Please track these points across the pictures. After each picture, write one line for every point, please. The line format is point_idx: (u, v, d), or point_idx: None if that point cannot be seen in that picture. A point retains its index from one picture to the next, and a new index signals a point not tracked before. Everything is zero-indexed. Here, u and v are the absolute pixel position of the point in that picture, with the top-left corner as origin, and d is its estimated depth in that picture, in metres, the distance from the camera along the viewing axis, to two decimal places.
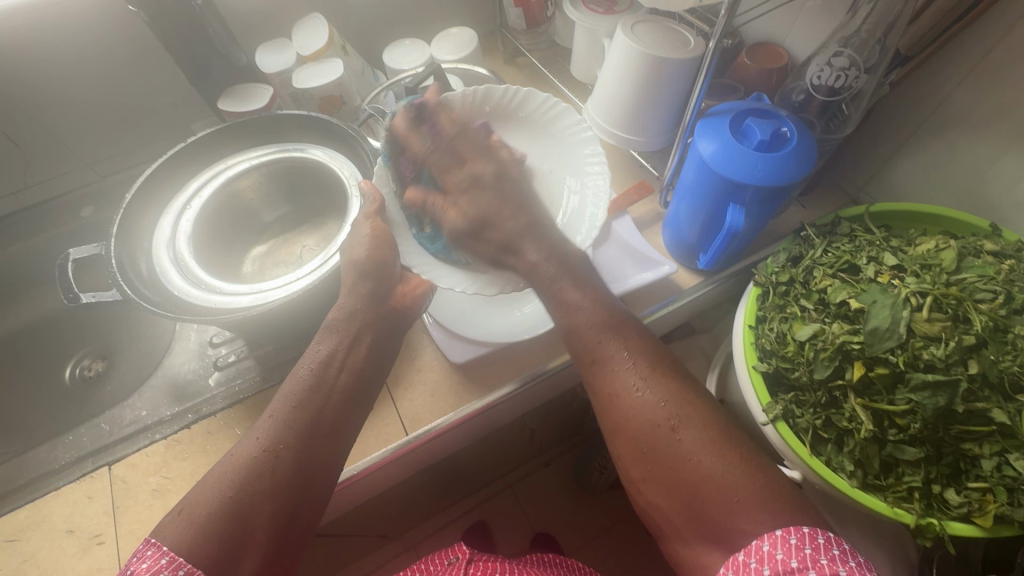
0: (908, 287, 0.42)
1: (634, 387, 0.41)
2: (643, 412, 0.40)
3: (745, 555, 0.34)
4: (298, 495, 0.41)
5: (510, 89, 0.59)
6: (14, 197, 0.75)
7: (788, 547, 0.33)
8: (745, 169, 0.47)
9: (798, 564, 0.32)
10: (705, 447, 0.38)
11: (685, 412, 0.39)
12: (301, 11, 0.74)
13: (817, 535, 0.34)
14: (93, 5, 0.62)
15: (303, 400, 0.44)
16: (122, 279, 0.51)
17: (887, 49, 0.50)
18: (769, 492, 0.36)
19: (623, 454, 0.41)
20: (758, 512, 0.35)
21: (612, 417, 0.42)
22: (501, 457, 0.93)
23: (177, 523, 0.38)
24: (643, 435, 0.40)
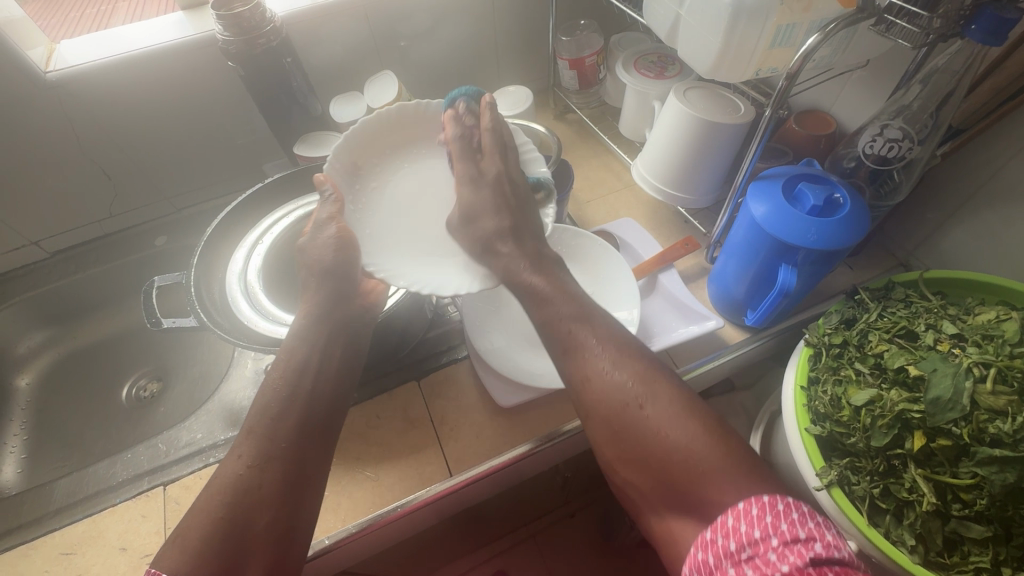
0: (969, 357, 0.42)
1: (604, 370, 0.41)
2: (612, 393, 0.40)
3: (712, 531, 0.34)
4: (294, 502, 0.42)
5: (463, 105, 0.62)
6: (99, 224, 0.82)
7: (750, 519, 0.33)
8: (798, 232, 0.48)
9: (760, 534, 0.32)
10: (673, 422, 0.38)
11: (651, 390, 0.39)
12: (373, 67, 0.80)
13: (775, 501, 0.33)
14: (194, 61, 0.69)
15: (285, 413, 0.45)
16: (200, 306, 0.55)
17: (940, 122, 0.50)
18: (732, 460, 0.36)
19: (596, 434, 0.41)
20: (725, 480, 0.35)
21: (584, 399, 0.41)
22: (530, 504, 0.91)
23: (172, 553, 0.37)
24: (612, 413, 0.39)
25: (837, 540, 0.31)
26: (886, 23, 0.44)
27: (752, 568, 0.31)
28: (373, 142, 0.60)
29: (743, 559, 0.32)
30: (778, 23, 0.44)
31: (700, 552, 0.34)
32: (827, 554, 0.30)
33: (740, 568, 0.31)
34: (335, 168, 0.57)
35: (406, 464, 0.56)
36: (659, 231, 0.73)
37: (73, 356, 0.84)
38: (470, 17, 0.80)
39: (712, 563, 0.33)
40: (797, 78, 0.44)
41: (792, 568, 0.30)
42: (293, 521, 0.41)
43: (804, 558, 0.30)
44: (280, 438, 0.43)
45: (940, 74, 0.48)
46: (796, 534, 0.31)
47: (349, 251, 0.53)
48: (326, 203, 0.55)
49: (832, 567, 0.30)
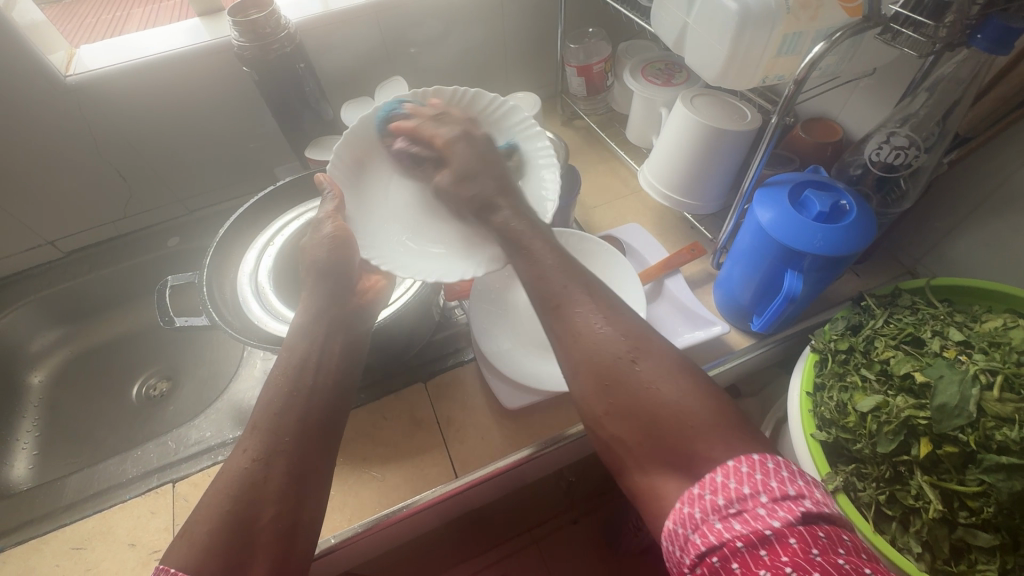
0: (976, 364, 0.42)
1: (596, 324, 0.40)
2: (605, 345, 0.39)
3: (699, 487, 0.33)
4: (299, 497, 0.41)
5: (458, 89, 0.61)
6: (112, 225, 0.83)
7: (740, 477, 0.32)
8: (804, 238, 0.48)
9: (750, 491, 0.31)
10: (664, 378, 0.37)
11: (644, 345, 0.39)
12: (384, 73, 0.82)
13: (766, 460, 0.33)
14: (211, 66, 0.71)
15: (287, 410, 0.44)
16: (212, 306, 0.56)
17: (946, 131, 0.50)
18: (722, 417, 0.36)
19: (586, 389, 0.39)
20: (715, 437, 0.34)
21: (576, 353, 0.39)
22: (533, 508, 0.91)
23: (179, 549, 0.37)
24: (604, 367, 0.38)
25: (824, 498, 0.32)
26: (892, 32, 0.45)
27: (741, 522, 0.30)
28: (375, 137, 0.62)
29: (731, 514, 0.31)
30: (784, 31, 0.45)
31: (686, 506, 0.33)
32: (816, 511, 0.31)
33: (728, 522, 0.31)
34: (335, 170, 0.60)
35: (412, 465, 0.56)
36: (665, 237, 0.73)
37: (85, 355, 0.86)
38: (479, 24, 0.81)
39: (699, 517, 0.32)
40: (804, 86, 0.44)
41: (783, 523, 0.30)
42: (298, 516, 0.41)
43: (794, 513, 0.30)
44: (284, 433, 0.43)
45: (946, 83, 0.48)
46: (786, 490, 0.31)
47: (346, 249, 0.55)
48: (326, 202, 0.57)
49: (821, 524, 0.30)
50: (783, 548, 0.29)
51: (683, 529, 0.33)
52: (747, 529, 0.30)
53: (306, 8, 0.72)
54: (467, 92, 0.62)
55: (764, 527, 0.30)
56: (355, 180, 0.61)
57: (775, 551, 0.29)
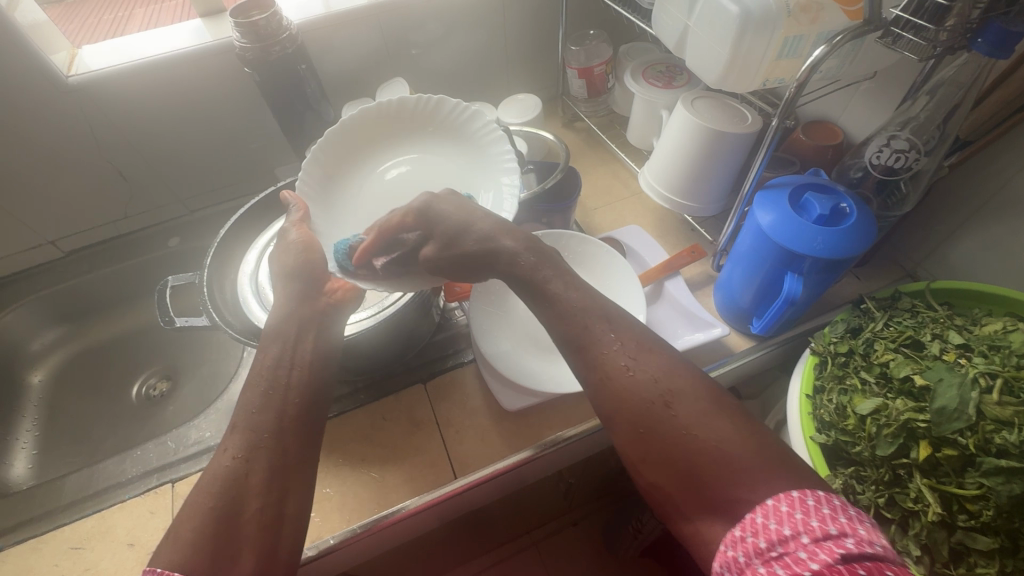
0: (976, 367, 0.42)
1: (626, 367, 0.39)
2: (637, 390, 0.38)
3: (740, 529, 0.32)
4: (282, 488, 0.42)
5: (420, 99, 0.65)
6: (113, 224, 0.83)
7: (780, 516, 0.31)
8: (804, 241, 0.49)
9: (790, 532, 0.30)
10: (702, 420, 0.36)
11: (677, 386, 0.38)
12: (385, 74, 0.82)
13: (805, 497, 0.32)
14: (212, 67, 0.71)
15: (266, 408, 0.45)
16: (213, 306, 0.56)
17: (947, 134, 0.50)
18: (762, 455, 0.34)
19: (622, 434, 0.39)
20: (759, 479, 0.33)
21: (608, 398, 0.39)
22: (533, 510, 0.91)
23: (168, 549, 0.38)
24: (637, 412, 0.38)
25: (871, 535, 0.30)
26: (892, 36, 0.45)
27: (782, 566, 0.30)
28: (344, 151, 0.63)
29: (772, 557, 0.30)
30: (785, 35, 0.45)
31: (729, 550, 0.32)
32: (858, 550, 0.29)
33: (769, 566, 0.30)
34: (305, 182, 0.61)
35: (411, 466, 0.56)
36: (666, 239, 0.73)
37: (85, 354, 0.86)
38: (480, 26, 0.82)
39: (741, 561, 0.32)
40: (805, 87, 0.44)
41: (823, 566, 0.29)
42: (282, 508, 0.41)
43: (834, 554, 0.29)
44: (263, 430, 0.43)
45: (947, 86, 0.48)
46: (827, 529, 0.30)
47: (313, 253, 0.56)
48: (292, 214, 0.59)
49: (864, 563, 0.28)
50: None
51: (729, 574, 0.32)
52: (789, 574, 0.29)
53: (308, 10, 0.72)
54: (431, 100, 0.65)
55: (804, 572, 0.29)
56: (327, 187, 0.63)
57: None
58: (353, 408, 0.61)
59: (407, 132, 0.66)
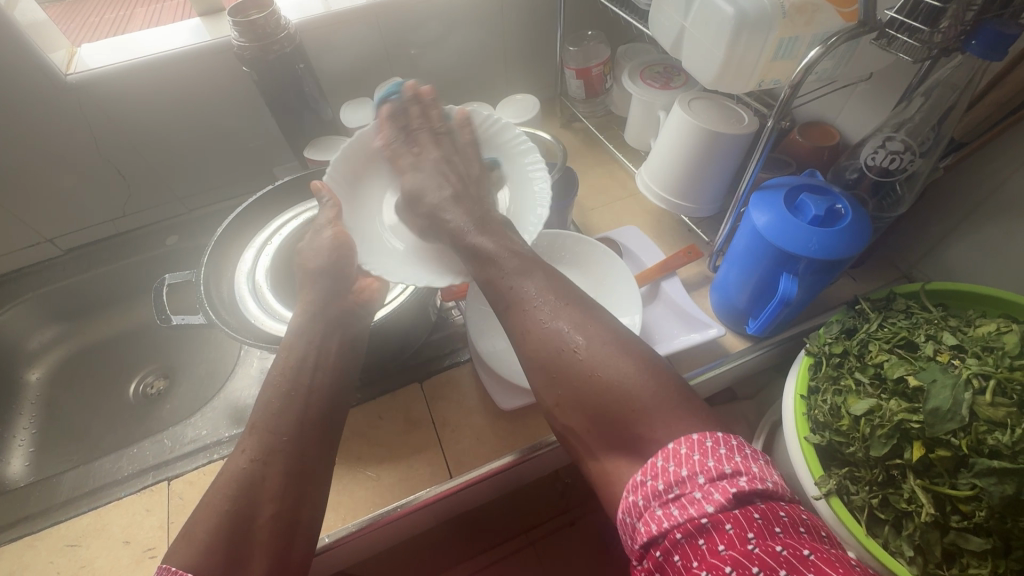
0: (969, 368, 0.42)
1: (541, 320, 0.41)
2: (550, 341, 0.40)
3: (642, 473, 0.34)
4: (297, 493, 0.43)
5: (452, 108, 0.66)
6: (112, 223, 0.83)
7: (679, 458, 0.33)
8: (799, 241, 0.49)
9: (688, 474, 0.32)
10: (608, 363, 0.39)
11: (588, 335, 0.40)
12: (383, 74, 0.82)
13: (704, 439, 0.34)
14: (211, 67, 0.71)
15: (286, 409, 0.46)
16: (208, 305, 0.55)
17: (941, 136, 0.51)
18: (662, 397, 0.37)
19: (540, 382, 0.41)
20: (657, 418, 0.36)
21: (527, 349, 0.42)
22: (530, 509, 0.91)
23: (183, 548, 0.38)
24: (551, 359, 0.40)
25: (762, 474, 0.32)
26: (887, 37, 0.45)
27: (679, 508, 0.31)
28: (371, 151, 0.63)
29: (670, 499, 0.32)
30: (780, 36, 0.45)
31: (631, 495, 0.34)
32: (751, 489, 0.31)
33: (667, 508, 0.32)
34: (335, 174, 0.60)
35: (407, 465, 0.56)
36: (663, 240, 0.73)
37: (83, 352, 0.86)
38: (479, 26, 0.82)
39: (642, 504, 0.33)
40: (799, 89, 0.44)
41: (717, 508, 0.30)
42: (296, 513, 0.42)
43: (728, 495, 0.31)
44: (281, 432, 0.44)
45: (941, 88, 0.48)
46: (723, 470, 0.32)
47: (344, 253, 0.56)
48: (324, 208, 0.58)
49: (756, 504, 0.31)
50: (719, 535, 0.30)
51: (631, 518, 0.34)
52: (684, 516, 0.31)
53: (306, 9, 0.72)
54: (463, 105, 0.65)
55: (700, 514, 0.31)
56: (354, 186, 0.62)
57: (710, 537, 0.30)
58: (349, 406, 0.61)
59: None
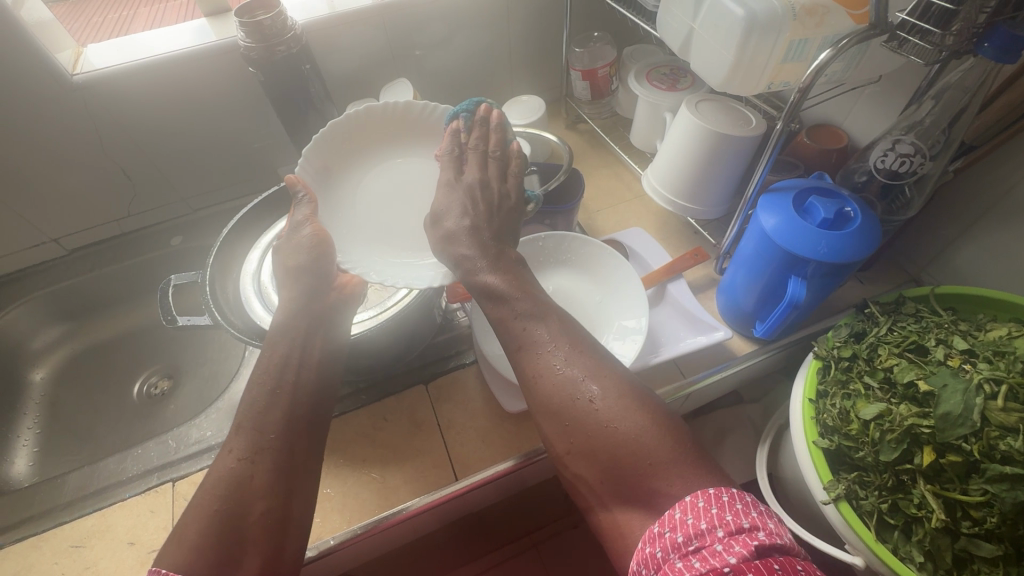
0: (980, 373, 0.41)
1: (556, 365, 0.41)
2: (564, 388, 0.40)
3: (659, 525, 0.34)
4: (288, 490, 0.42)
5: (430, 105, 0.63)
6: (116, 223, 0.83)
7: (697, 512, 0.33)
8: (808, 244, 0.48)
9: (707, 526, 0.32)
10: (622, 415, 0.38)
11: (602, 383, 0.40)
12: (389, 75, 0.82)
13: (722, 494, 0.34)
14: (216, 68, 0.71)
15: (270, 408, 0.45)
16: (215, 305, 0.55)
17: (952, 139, 0.50)
18: (677, 452, 0.37)
19: (551, 430, 0.41)
20: (673, 473, 0.36)
21: (539, 396, 0.41)
22: (534, 512, 0.91)
23: (172, 551, 0.38)
24: (564, 409, 0.40)
25: (779, 529, 0.32)
26: (898, 40, 0.45)
27: (700, 559, 0.31)
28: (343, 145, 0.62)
29: (690, 550, 0.31)
30: (790, 38, 0.45)
31: (648, 547, 0.34)
32: (770, 541, 0.31)
33: (686, 559, 0.31)
34: (307, 165, 0.59)
35: (411, 467, 0.56)
36: (668, 242, 0.73)
37: (87, 352, 0.86)
38: (485, 27, 0.82)
39: (660, 557, 0.33)
40: (809, 92, 0.44)
41: (739, 558, 0.30)
42: (287, 512, 0.41)
43: (749, 547, 0.30)
44: (269, 430, 0.44)
45: (953, 90, 0.48)
46: (741, 524, 0.32)
47: (323, 256, 0.55)
48: (300, 205, 0.56)
49: (776, 556, 0.30)
50: None
51: (647, 570, 0.33)
52: (706, 566, 0.30)
53: (312, 10, 0.72)
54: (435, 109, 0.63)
55: (722, 564, 0.30)
56: (327, 183, 0.61)
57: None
58: (354, 408, 0.61)
59: (408, 133, 0.65)
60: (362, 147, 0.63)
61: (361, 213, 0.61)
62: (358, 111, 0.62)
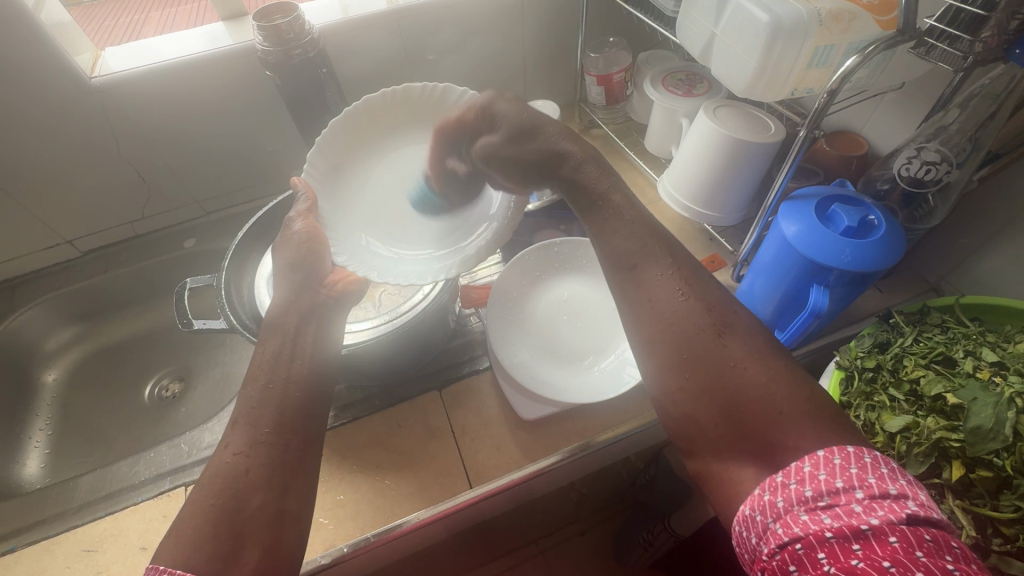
0: (1011, 387, 0.40)
1: (679, 292, 0.38)
2: (688, 319, 0.37)
3: (783, 475, 0.31)
4: (282, 483, 0.40)
5: (430, 86, 0.55)
6: (130, 226, 0.84)
7: (832, 468, 0.30)
8: (831, 253, 0.48)
9: (844, 484, 0.29)
10: (751, 357, 0.36)
11: (730, 321, 0.37)
12: (403, 80, 0.82)
13: (862, 454, 0.30)
14: (230, 69, 0.71)
15: (265, 402, 0.42)
16: (230, 309, 0.55)
17: (979, 146, 0.49)
18: (809, 401, 0.34)
19: (661, 364, 0.38)
20: (804, 425, 0.33)
21: (653, 326, 0.38)
22: (542, 520, 0.90)
23: (170, 545, 0.36)
24: (686, 340, 0.37)
25: (930, 501, 0.28)
26: (925, 46, 0.44)
27: (833, 517, 0.28)
28: (346, 141, 0.55)
29: (820, 506, 0.29)
30: (816, 44, 0.44)
31: (766, 493, 0.31)
32: (923, 513, 0.27)
33: (816, 514, 0.29)
34: (312, 167, 0.55)
35: (425, 474, 0.55)
36: (684, 248, 0.73)
37: (100, 353, 0.86)
38: (498, 32, 0.82)
39: (781, 506, 0.30)
40: (835, 99, 0.43)
41: (882, 522, 0.27)
42: (283, 502, 0.39)
43: (897, 513, 0.27)
44: (262, 424, 0.41)
45: (979, 98, 0.47)
46: (885, 489, 0.29)
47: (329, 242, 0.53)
48: (297, 202, 0.54)
49: (927, 527, 0.27)
50: (881, 547, 0.27)
51: (762, 517, 0.31)
52: (840, 523, 0.28)
53: (328, 14, 0.72)
54: (438, 87, 0.55)
55: (860, 523, 0.28)
56: (331, 184, 0.56)
57: (871, 547, 0.27)
58: (366, 414, 0.60)
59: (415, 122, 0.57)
60: (363, 142, 0.56)
61: (370, 204, 0.57)
62: (355, 103, 0.54)
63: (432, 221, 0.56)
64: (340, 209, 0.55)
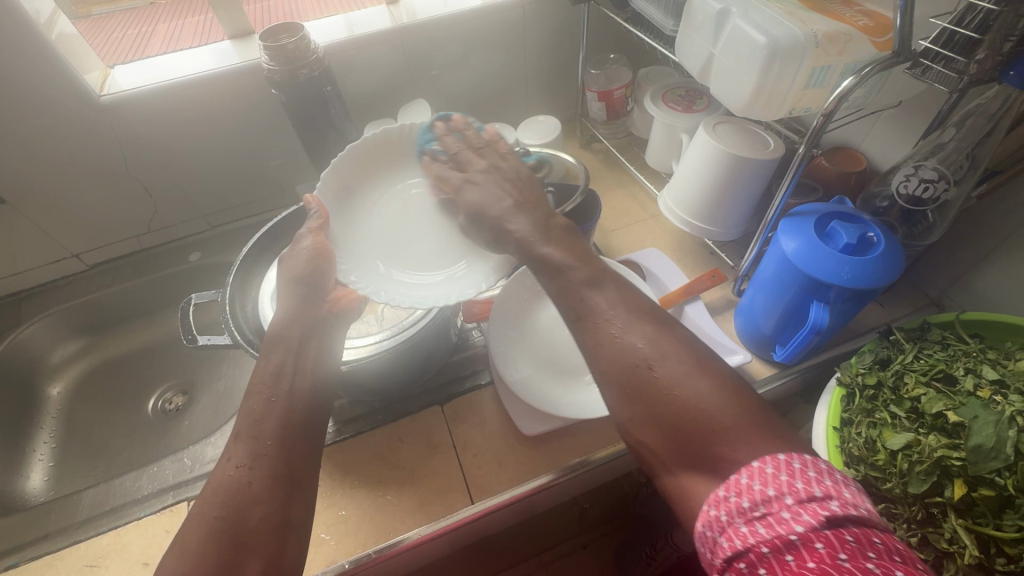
0: (1013, 405, 0.40)
1: (614, 333, 0.39)
2: (623, 354, 0.37)
3: (724, 489, 0.31)
4: (284, 495, 0.40)
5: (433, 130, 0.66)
6: (135, 239, 0.84)
7: (765, 478, 0.30)
8: (830, 271, 0.48)
9: (774, 492, 0.29)
10: (684, 378, 0.35)
11: (662, 350, 0.37)
12: (406, 95, 0.83)
13: (791, 460, 0.30)
14: (236, 87, 0.72)
15: (259, 415, 0.42)
16: (234, 325, 0.56)
17: (977, 163, 0.49)
18: (748, 417, 0.33)
19: (610, 399, 0.38)
20: (738, 439, 0.32)
21: (598, 365, 0.39)
22: (544, 534, 0.89)
23: (174, 553, 0.36)
24: (623, 374, 0.37)
25: (855, 499, 0.28)
26: (921, 67, 0.44)
27: (765, 526, 0.28)
28: (357, 169, 0.64)
29: (755, 516, 0.29)
30: (813, 65, 0.45)
31: (712, 509, 0.31)
32: (844, 513, 0.27)
33: (752, 526, 0.29)
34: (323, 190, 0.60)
35: (427, 488, 0.56)
36: (685, 262, 0.73)
37: (104, 366, 0.87)
38: (500, 48, 0.83)
39: (724, 519, 0.30)
40: (832, 118, 0.44)
41: (807, 528, 0.27)
42: (287, 512, 0.39)
43: (820, 518, 0.27)
44: (265, 437, 0.41)
45: (976, 116, 0.48)
46: (812, 492, 0.28)
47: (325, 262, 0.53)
48: (310, 218, 0.57)
49: (849, 528, 0.27)
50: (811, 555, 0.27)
51: (710, 533, 0.31)
52: (771, 533, 0.28)
53: (331, 33, 0.73)
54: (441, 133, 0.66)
55: (788, 532, 0.27)
56: (340, 204, 0.62)
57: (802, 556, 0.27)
58: (368, 429, 0.61)
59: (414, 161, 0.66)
60: (369, 173, 0.65)
61: (369, 231, 0.62)
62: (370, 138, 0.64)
63: (434, 241, 0.62)
64: (345, 230, 0.60)
